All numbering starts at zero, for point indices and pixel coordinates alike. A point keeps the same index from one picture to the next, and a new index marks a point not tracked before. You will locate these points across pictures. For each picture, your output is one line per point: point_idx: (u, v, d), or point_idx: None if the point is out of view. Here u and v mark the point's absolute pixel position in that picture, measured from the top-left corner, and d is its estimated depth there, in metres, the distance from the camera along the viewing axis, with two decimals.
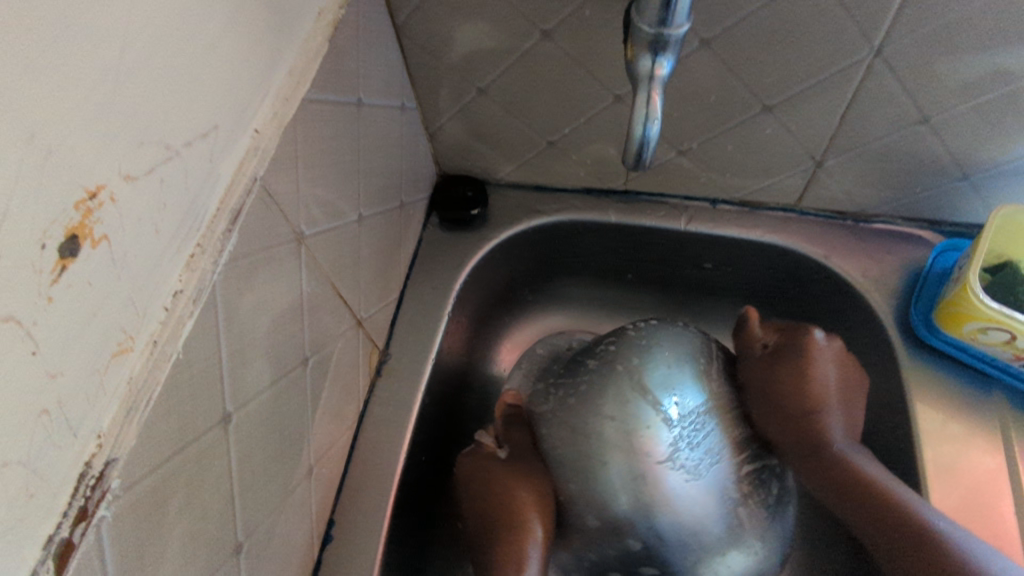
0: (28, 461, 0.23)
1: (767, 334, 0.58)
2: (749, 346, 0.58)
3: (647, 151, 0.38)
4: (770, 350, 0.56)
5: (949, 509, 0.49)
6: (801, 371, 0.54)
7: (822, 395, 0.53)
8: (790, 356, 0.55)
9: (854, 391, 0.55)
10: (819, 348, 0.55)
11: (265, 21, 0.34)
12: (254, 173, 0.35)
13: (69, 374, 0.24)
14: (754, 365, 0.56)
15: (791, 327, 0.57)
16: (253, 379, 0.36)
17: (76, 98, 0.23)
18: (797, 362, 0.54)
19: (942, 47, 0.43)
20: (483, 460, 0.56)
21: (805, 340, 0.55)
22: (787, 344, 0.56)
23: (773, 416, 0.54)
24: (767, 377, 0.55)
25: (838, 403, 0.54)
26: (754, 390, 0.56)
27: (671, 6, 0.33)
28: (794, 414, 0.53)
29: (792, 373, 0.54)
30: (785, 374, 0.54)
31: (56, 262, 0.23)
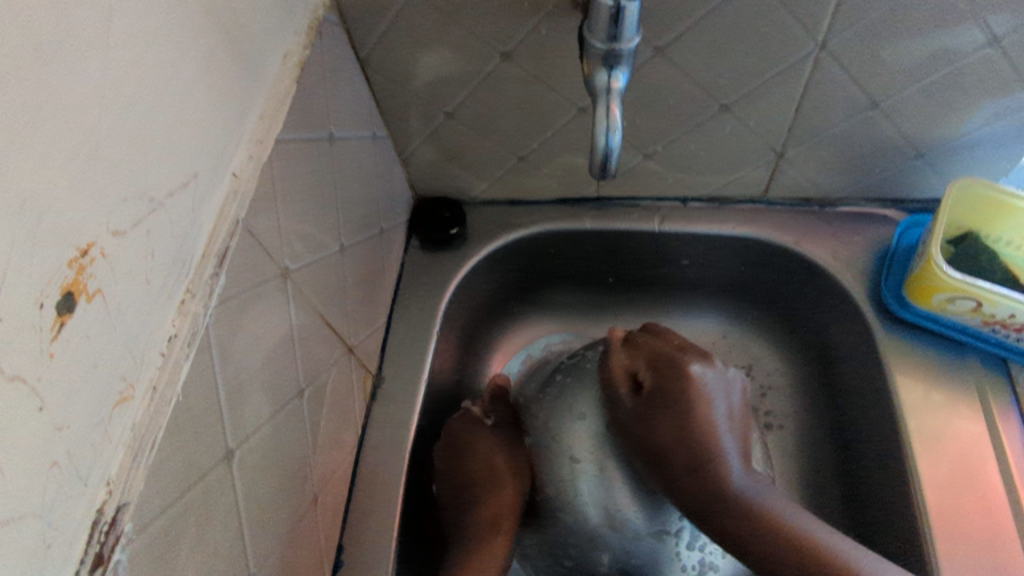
0: (41, 512, 0.24)
1: (623, 356, 0.55)
2: (620, 387, 0.55)
3: (611, 161, 0.39)
4: (643, 393, 0.53)
5: (938, 473, 0.51)
6: (670, 402, 0.51)
7: (712, 437, 0.50)
8: (662, 400, 0.52)
9: (745, 416, 0.53)
10: (698, 382, 0.51)
11: (230, 69, 0.36)
12: (236, 216, 0.36)
13: (76, 426, 0.26)
14: (627, 410, 0.53)
15: (690, 346, 0.54)
16: (252, 414, 0.37)
17: (62, 161, 0.25)
18: (678, 388, 0.52)
19: (882, 36, 0.45)
20: (472, 426, 0.59)
21: (681, 369, 0.52)
22: (662, 384, 0.52)
23: (667, 427, 0.51)
24: (655, 400, 0.52)
25: (728, 435, 0.51)
26: (621, 423, 0.54)
27: (620, 21, 0.35)
28: (648, 445, 0.52)
29: (676, 405, 0.51)
30: (671, 417, 0.51)
31: (54, 319, 0.24)
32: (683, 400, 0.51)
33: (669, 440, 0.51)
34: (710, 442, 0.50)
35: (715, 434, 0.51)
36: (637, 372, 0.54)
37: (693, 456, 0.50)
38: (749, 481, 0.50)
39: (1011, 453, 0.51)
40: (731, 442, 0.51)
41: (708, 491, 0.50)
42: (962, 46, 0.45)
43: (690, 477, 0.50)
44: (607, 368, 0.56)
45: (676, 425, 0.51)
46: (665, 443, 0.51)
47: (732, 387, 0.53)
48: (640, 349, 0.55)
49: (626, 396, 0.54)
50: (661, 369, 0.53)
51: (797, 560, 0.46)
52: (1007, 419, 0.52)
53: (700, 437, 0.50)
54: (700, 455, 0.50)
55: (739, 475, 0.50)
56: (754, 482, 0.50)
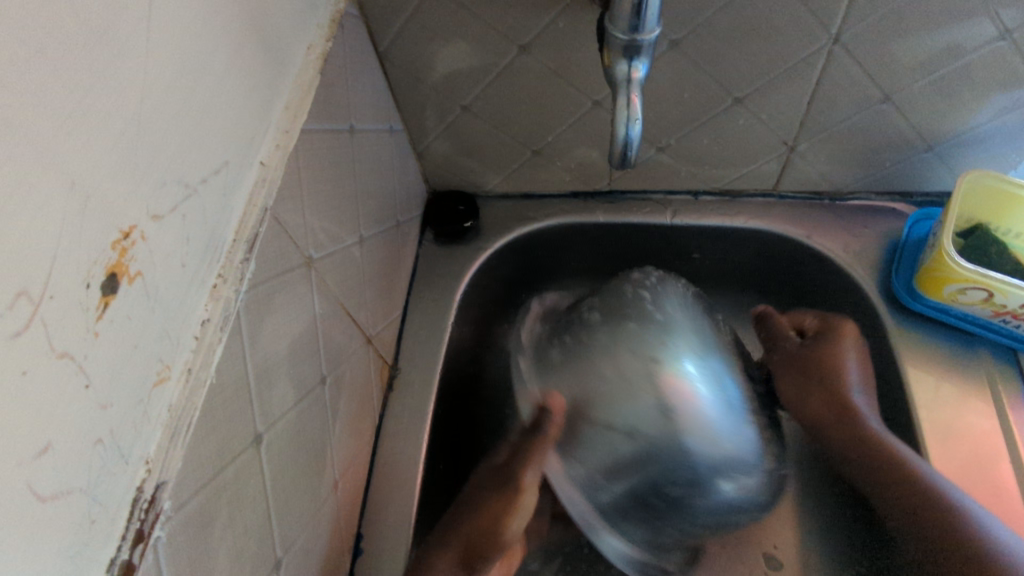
0: (86, 487, 0.25)
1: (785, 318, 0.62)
2: (784, 337, 0.60)
3: (631, 150, 0.40)
4: (808, 338, 0.59)
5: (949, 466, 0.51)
6: (808, 372, 0.56)
7: (843, 379, 0.55)
8: (828, 336, 0.58)
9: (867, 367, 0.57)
10: (848, 335, 0.58)
11: (258, 60, 0.36)
12: (264, 204, 0.36)
13: (118, 404, 0.26)
14: (789, 347, 0.59)
15: (830, 314, 0.60)
16: (278, 399, 0.38)
17: (107, 145, 0.25)
18: (829, 345, 0.57)
19: (895, 30, 0.46)
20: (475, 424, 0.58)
21: (837, 326, 0.58)
22: (823, 335, 0.58)
23: (791, 380, 0.57)
24: (800, 356, 0.58)
25: (858, 384, 0.55)
26: (780, 366, 0.58)
27: (642, 12, 0.36)
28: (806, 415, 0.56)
29: (824, 366, 0.56)
30: (819, 362, 0.57)
31: (99, 299, 0.25)
32: (821, 368, 0.56)
33: (818, 415, 0.56)
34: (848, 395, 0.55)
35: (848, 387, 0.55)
36: (801, 326, 0.61)
37: (794, 393, 0.56)
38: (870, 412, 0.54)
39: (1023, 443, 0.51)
40: (858, 374, 0.56)
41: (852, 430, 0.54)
42: (974, 39, 0.46)
43: (795, 400, 0.56)
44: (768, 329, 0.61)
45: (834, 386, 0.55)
46: (814, 368, 0.57)
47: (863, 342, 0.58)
48: (797, 318, 0.62)
49: (790, 340, 0.60)
50: (823, 323, 0.60)
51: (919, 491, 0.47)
52: (1017, 409, 0.53)
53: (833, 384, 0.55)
54: (843, 410, 0.54)
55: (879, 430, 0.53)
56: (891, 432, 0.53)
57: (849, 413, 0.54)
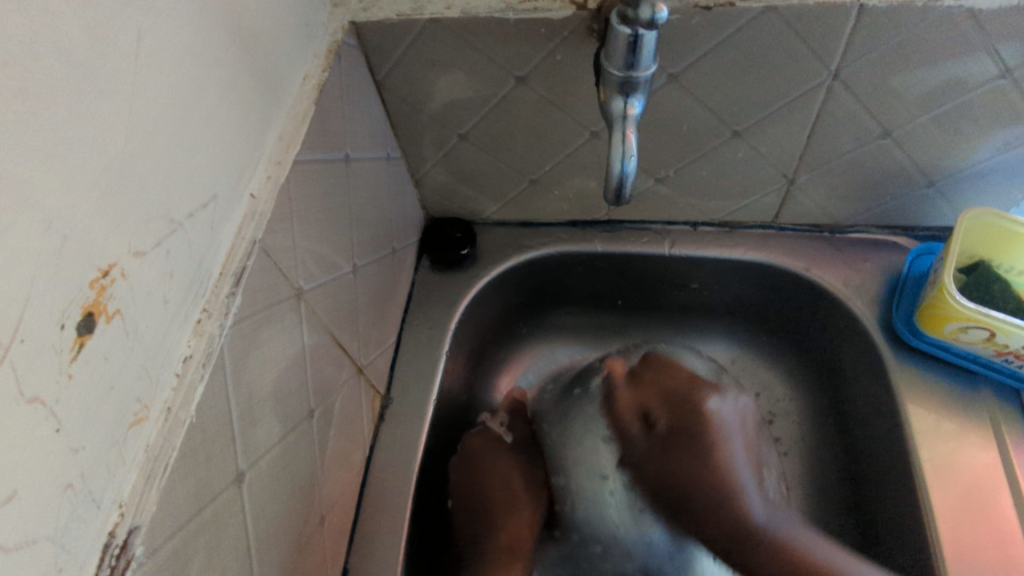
0: (54, 536, 0.24)
1: (630, 391, 0.59)
2: (627, 425, 0.59)
3: (626, 187, 0.39)
4: (657, 433, 0.56)
5: (959, 497, 0.50)
6: (687, 449, 0.54)
7: (725, 460, 0.53)
8: (679, 441, 0.55)
9: (757, 445, 0.56)
10: (714, 417, 0.55)
11: (251, 91, 0.36)
12: (254, 237, 0.36)
13: (91, 447, 0.25)
14: (641, 445, 0.57)
15: (684, 372, 0.58)
16: (263, 435, 0.37)
17: (85, 182, 0.25)
18: (684, 438, 0.54)
19: (895, 67, 0.46)
20: (490, 442, 0.62)
21: (699, 409, 0.55)
22: (679, 423, 0.55)
23: (659, 472, 0.55)
24: (656, 459, 0.55)
25: (749, 470, 0.53)
26: (638, 458, 0.57)
27: (638, 50, 0.35)
28: (665, 480, 0.54)
29: (694, 445, 0.54)
30: (688, 446, 0.54)
31: (74, 340, 0.24)
32: (683, 458, 0.54)
33: (706, 505, 0.52)
34: (716, 436, 0.54)
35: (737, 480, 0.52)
36: (649, 410, 0.58)
37: (677, 466, 0.54)
38: (773, 517, 0.51)
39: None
40: (751, 478, 0.53)
41: (714, 497, 0.52)
42: (975, 77, 0.46)
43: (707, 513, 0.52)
44: (615, 401, 0.60)
45: (670, 465, 0.54)
46: (682, 480, 0.53)
47: (745, 422, 0.56)
48: (642, 380, 0.59)
49: (636, 434, 0.58)
50: (666, 371, 0.58)
51: None
52: (1019, 449, 0.52)
53: (690, 464, 0.53)
54: (741, 539, 0.51)
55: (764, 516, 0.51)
56: (776, 512, 0.52)
57: (740, 534, 0.51)
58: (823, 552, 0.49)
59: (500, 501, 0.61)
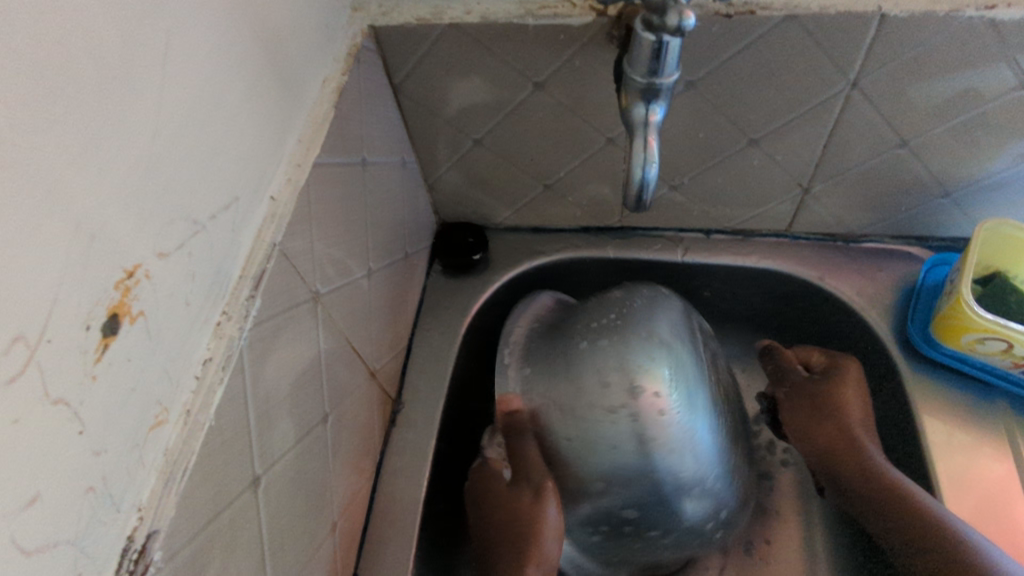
0: (75, 539, 0.23)
1: (795, 351, 0.60)
2: (791, 367, 0.60)
3: (647, 193, 0.39)
4: (813, 374, 0.58)
5: (963, 501, 0.50)
6: (814, 404, 0.57)
7: (853, 422, 0.55)
8: (823, 408, 0.56)
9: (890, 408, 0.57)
10: (853, 376, 0.56)
11: (273, 93, 0.36)
12: (273, 240, 0.36)
13: (112, 450, 0.25)
14: (799, 385, 0.59)
15: (840, 355, 0.58)
16: (278, 440, 0.37)
17: (113, 183, 0.25)
18: (834, 386, 0.56)
19: (914, 77, 0.46)
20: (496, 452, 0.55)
21: (828, 371, 0.57)
22: (811, 395, 0.57)
23: (825, 437, 0.56)
24: (813, 400, 0.57)
25: (874, 440, 0.54)
26: (797, 403, 0.59)
27: (662, 57, 0.35)
28: (819, 443, 0.56)
29: (833, 398, 0.56)
30: (819, 419, 0.56)
31: (99, 341, 0.24)
32: (832, 410, 0.56)
33: (829, 449, 0.56)
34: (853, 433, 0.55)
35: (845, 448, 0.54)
36: (808, 360, 0.60)
37: (807, 429, 0.57)
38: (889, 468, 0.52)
39: None
40: (875, 446, 0.54)
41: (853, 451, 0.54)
42: (994, 88, 0.45)
43: (840, 460, 0.55)
44: (778, 364, 0.60)
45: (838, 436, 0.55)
46: (835, 436, 0.55)
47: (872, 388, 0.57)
48: (806, 352, 0.60)
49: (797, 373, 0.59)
50: (832, 362, 0.58)
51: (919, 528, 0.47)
52: None
53: (845, 420, 0.55)
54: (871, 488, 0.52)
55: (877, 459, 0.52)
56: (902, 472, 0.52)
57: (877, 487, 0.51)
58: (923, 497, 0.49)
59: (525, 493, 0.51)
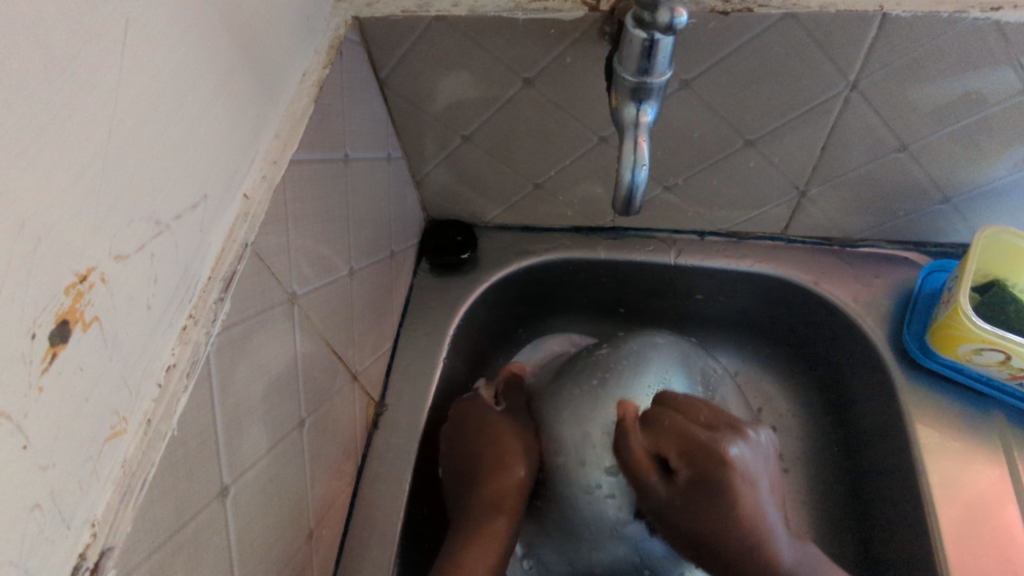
0: (19, 559, 0.22)
1: (643, 440, 0.49)
2: (646, 469, 0.48)
3: (636, 196, 0.37)
4: (677, 482, 0.47)
5: (948, 507, 0.49)
6: (707, 494, 0.45)
7: (741, 515, 0.45)
8: (706, 494, 0.45)
9: (779, 485, 0.49)
10: (734, 467, 0.45)
11: (247, 86, 0.34)
12: (245, 239, 0.34)
13: (61, 463, 0.24)
14: (661, 491, 0.48)
15: (692, 437, 0.47)
16: (249, 447, 0.35)
17: (63, 182, 0.23)
18: (711, 495, 0.45)
19: (915, 79, 0.44)
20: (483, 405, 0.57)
21: (719, 454, 0.46)
22: (703, 472, 0.46)
23: (687, 534, 0.47)
24: (687, 510, 0.46)
25: (772, 502, 0.46)
26: (658, 510, 0.48)
27: (653, 55, 0.34)
28: (686, 533, 0.47)
29: (717, 495, 0.45)
30: (713, 504, 0.45)
31: (46, 350, 0.23)
32: (724, 531, 0.45)
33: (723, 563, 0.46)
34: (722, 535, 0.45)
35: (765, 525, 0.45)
36: (658, 452, 0.48)
37: (701, 527, 0.46)
38: (802, 558, 0.45)
39: None
40: (781, 527, 0.46)
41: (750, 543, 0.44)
42: (997, 93, 0.44)
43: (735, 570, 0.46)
44: (626, 456, 0.49)
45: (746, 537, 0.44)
46: (698, 532, 0.46)
47: (772, 470, 0.48)
48: (653, 434, 0.49)
49: (654, 480, 0.48)
50: (688, 451, 0.47)
51: None
52: None
53: (729, 519, 0.45)
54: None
55: (792, 565, 0.45)
56: (807, 550, 0.46)
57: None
58: None
59: (493, 453, 0.53)
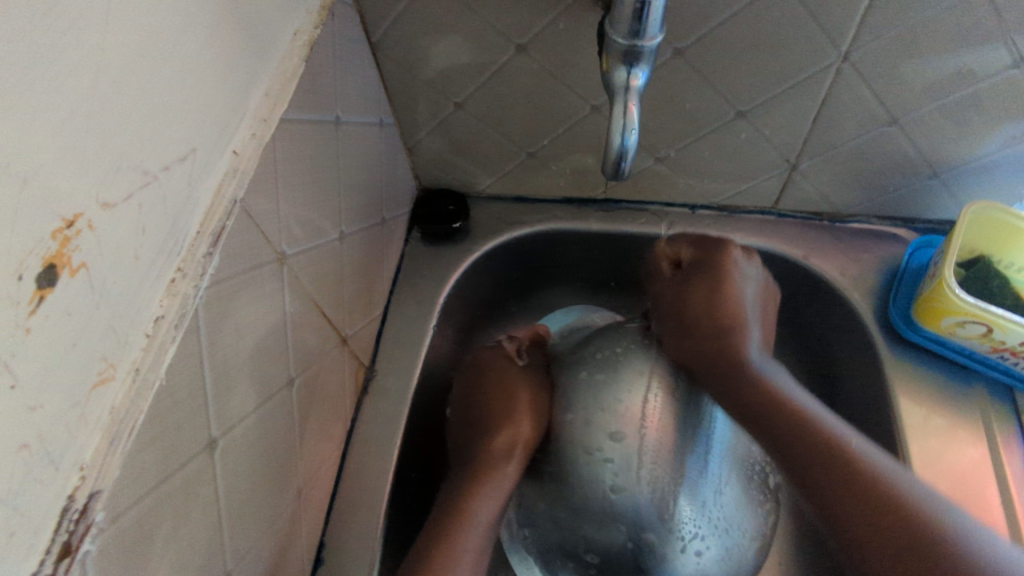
0: (7, 498, 0.22)
1: (667, 247, 0.57)
2: (659, 265, 0.57)
3: (626, 162, 0.38)
4: (683, 268, 0.55)
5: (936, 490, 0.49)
6: (711, 282, 0.52)
7: (736, 320, 0.51)
8: (704, 275, 0.53)
9: (773, 309, 0.55)
10: (733, 270, 0.53)
11: (239, 42, 0.34)
12: (234, 196, 0.34)
13: (49, 406, 0.24)
14: (665, 283, 0.56)
15: (706, 240, 0.55)
16: (238, 403, 0.36)
17: (48, 126, 0.23)
18: (701, 282, 0.53)
19: (907, 52, 0.44)
20: (501, 359, 0.59)
21: (721, 270, 0.52)
22: (685, 374, 0.52)
23: (679, 342, 0.52)
24: (675, 294, 0.54)
25: (769, 361, 0.49)
26: (665, 321, 0.54)
27: (644, 17, 0.34)
28: (688, 325, 0.52)
29: (717, 280, 0.52)
30: (690, 411, 0.51)
31: (34, 293, 0.23)
32: (716, 335, 0.50)
33: (693, 355, 0.51)
34: (730, 327, 0.50)
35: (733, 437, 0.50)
36: (676, 255, 0.56)
37: (677, 339, 0.53)
38: (779, 376, 0.48)
39: (1013, 481, 0.50)
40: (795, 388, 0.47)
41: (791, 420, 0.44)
42: (988, 67, 0.44)
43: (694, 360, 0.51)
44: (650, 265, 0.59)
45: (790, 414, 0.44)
46: (698, 330, 0.51)
47: (767, 288, 0.55)
48: (675, 245, 0.56)
49: (662, 271, 0.57)
50: (700, 255, 0.54)
51: (818, 455, 0.42)
52: (1009, 447, 0.51)
53: (716, 307, 0.51)
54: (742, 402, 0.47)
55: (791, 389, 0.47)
56: (817, 406, 0.46)
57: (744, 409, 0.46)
58: (840, 435, 0.43)
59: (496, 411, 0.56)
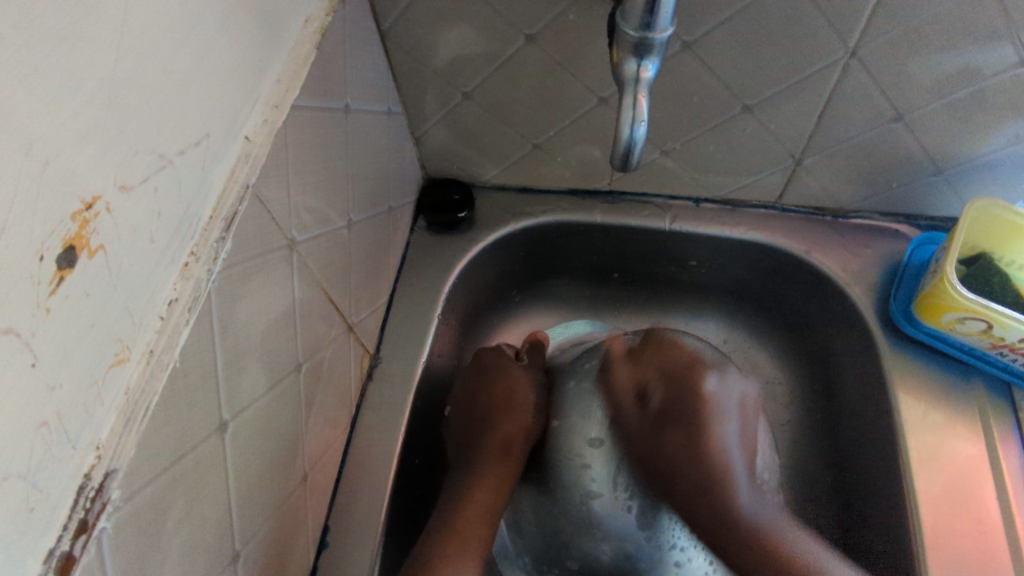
0: (27, 474, 0.23)
1: (628, 372, 0.59)
2: (623, 401, 0.58)
3: (634, 153, 0.39)
4: (652, 409, 0.57)
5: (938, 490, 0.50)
6: (689, 420, 0.55)
7: (722, 454, 0.54)
8: (681, 416, 0.56)
9: (755, 440, 0.57)
10: (713, 400, 0.56)
11: (253, 28, 0.34)
12: (246, 181, 0.35)
13: (68, 385, 0.24)
14: (630, 419, 0.57)
15: (670, 364, 0.57)
16: (248, 386, 0.36)
17: (70, 109, 0.23)
18: (672, 430, 0.55)
19: (915, 49, 0.45)
20: (505, 360, 0.62)
21: (690, 388, 0.56)
22: (674, 402, 0.56)
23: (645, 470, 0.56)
24: (647, 438, 0.56)
25: (738, 450, 0.55)
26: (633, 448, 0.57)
27: (656, 10, 0.34)
28: (659, 461, 0.55)
29: (694, 409, 0.55)
30: (681, 441, 0.55)
31: (54, 273, 0.23)
32: (688, 435, 0.55)
33: (673, 461, 0.55)
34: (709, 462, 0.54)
35: (727, 466, 0.54)
36: (640, 390, 0.58)
37: (652, 435, 0.56)
38: (757, 505, 0.53)
39: (1009, 475, 0.50)
40: (739, 457, 0.54)
41: (754, 528, 0.52)
42: (994, 65, 0.44)
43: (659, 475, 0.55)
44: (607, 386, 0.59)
45: (748, 522, 0.52)
46: (671, 463, 0.55)
47: (743, 407, 0.57)
48: (637, 371, 0.58)
49: (629, 406, 0.58)
50: (667, 374, 0.57)
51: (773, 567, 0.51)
52: (1006, 442, 0.52)
53: (692, 460, 0.54)
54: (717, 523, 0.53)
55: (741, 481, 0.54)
56: (759, 501, 0.54)
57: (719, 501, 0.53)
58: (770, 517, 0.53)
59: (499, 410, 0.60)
